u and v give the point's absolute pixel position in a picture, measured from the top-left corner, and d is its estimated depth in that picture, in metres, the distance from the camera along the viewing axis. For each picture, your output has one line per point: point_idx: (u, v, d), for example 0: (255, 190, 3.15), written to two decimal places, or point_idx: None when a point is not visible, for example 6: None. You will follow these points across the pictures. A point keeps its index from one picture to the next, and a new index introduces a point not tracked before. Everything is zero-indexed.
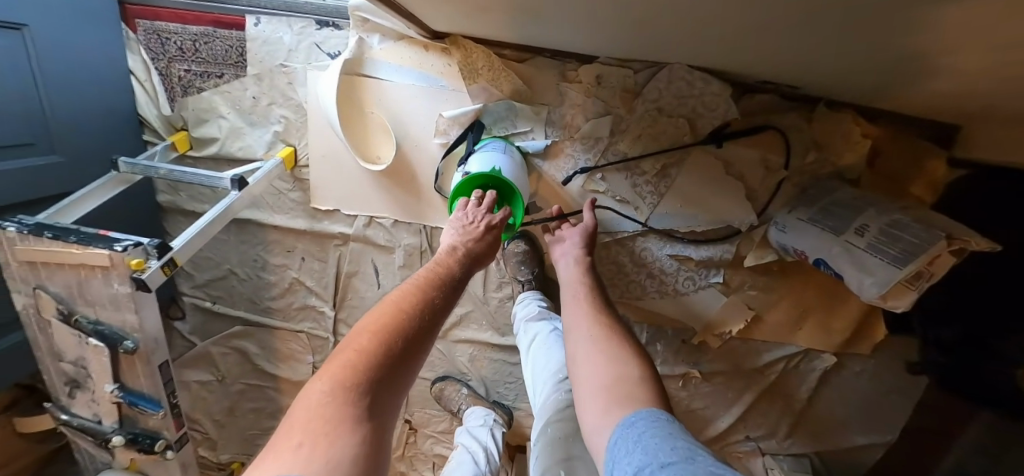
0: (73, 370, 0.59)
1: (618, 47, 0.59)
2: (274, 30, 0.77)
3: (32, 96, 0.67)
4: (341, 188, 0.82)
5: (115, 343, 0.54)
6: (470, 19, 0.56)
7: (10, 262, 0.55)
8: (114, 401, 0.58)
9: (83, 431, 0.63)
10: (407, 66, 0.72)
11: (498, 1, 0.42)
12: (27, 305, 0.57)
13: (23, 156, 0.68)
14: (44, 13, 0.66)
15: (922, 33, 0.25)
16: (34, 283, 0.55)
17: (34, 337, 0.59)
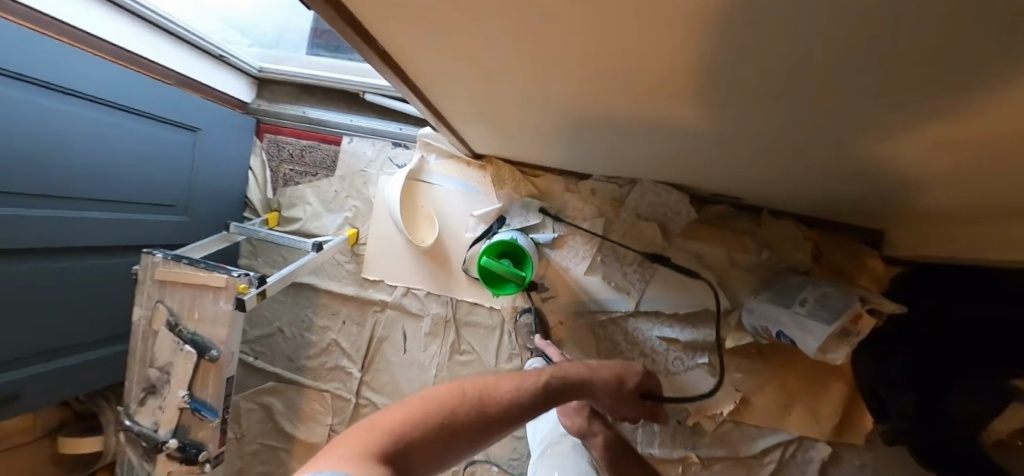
0: (156, 375, 0.73)
1: (606, 165, 0.82)
2: (361, 146, 1.07)
3: (186, 173, 0.95)
4: (388, 264, 1.02)
5: (203, 351, 0.70)
6: (501, 142, 0.81)
7: (146, 279, 0.74)
8: (181, 406, 0.72)
9: (139, 437, 0.74)
10: (453, 177, 0.98)
11: (519, 126, 0.65)
12: (141, 317, 0.75)
13: (163, 213, 0.92)
14: (211, 123, 0.99)
15: (763, 137, 0.43)
16: (157, 297, 0.74)
17: (135, 345, 0.75)
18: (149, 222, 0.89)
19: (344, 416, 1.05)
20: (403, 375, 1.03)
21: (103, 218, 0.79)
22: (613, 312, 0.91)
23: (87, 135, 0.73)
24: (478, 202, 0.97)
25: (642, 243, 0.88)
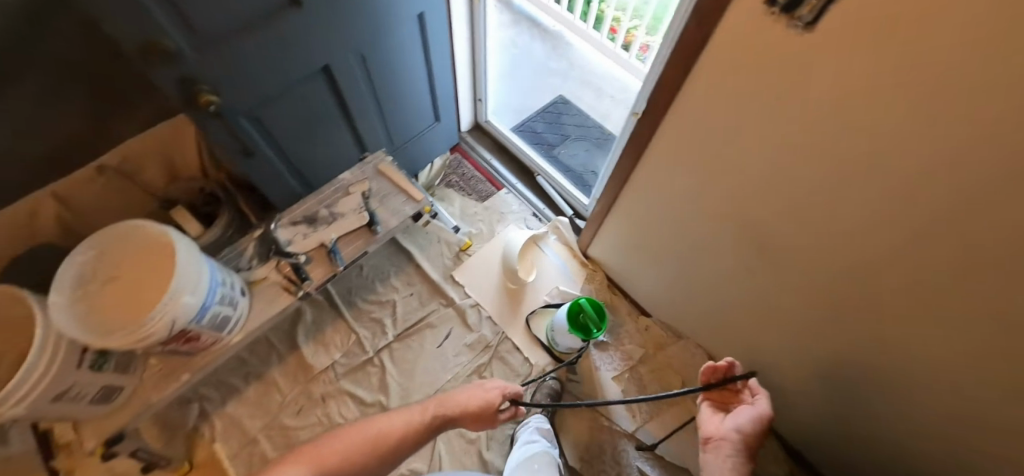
0: (325, 214, 0.98)
1: (673, 310, 1.11)
2: (511, 200, 1.42)
3: (414, 134, 1.30)
4: (477, 279, 1.26)
5: (373, 223, 0.98)
6: (620, 249, 1.13)
7: (370, 163, 1.06)
8: (326, 243, 0.95)
9: (274, 240, 0.95)
10: (560, 255, 1.29)
11: (659, 242, 0.97)
12: (347, 178, 1.03)
13: (384, 142, 1.23)
14: (447, 123, 1.39)
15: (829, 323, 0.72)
16: (368, 176, 1.05)
17: (326, 189, 1.01)
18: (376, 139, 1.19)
19: (353, 360, 1.15)
20: (424, 362, 1.15)
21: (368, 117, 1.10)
22: (615, 424, 1.10)
23: (409, 76, 1.11)
24: (567, 282, 1.26)
25: (662, 388, 1.11)
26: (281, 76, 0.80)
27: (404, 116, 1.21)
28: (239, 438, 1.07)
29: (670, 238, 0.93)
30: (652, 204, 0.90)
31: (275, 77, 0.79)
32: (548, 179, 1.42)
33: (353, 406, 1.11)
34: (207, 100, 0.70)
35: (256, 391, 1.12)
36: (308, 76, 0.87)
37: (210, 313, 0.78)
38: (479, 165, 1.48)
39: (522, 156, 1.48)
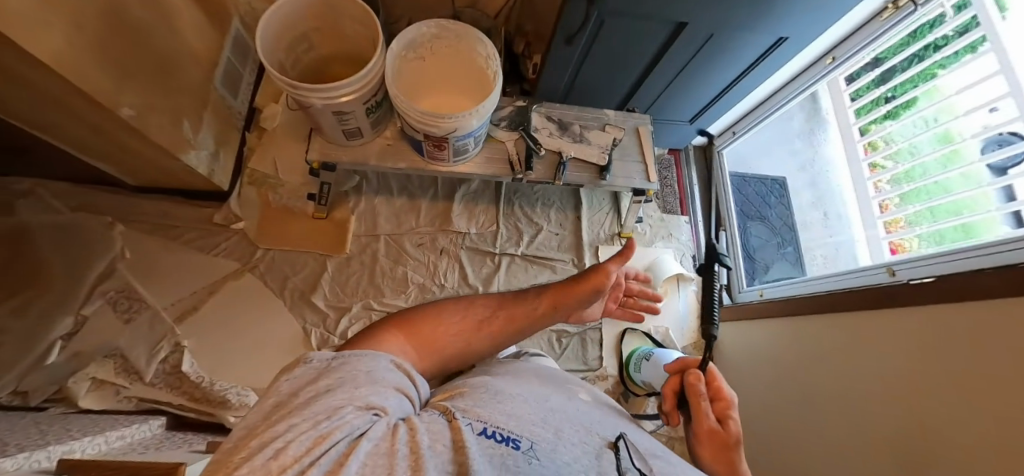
0: (573, 130, 0.99)
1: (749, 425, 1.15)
2: (684, 231, 1.46)
3: (665, 116, 1.30)
4: (615, 267, 1.36)
5: (604, 169, 0.98)
6: (756, 352, 1.17)
7: (632, 117, 1.04)
8: (560, 154, 0.96)
9: (525, 118, 0.97)
10: (688, 306, 1.35)
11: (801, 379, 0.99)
12: (607, 115, 1.03)
13: (643, 107, 1.25)
14: (693, 127, 1.38)
15: None
16: (623, 126, 1.03)
17: (587, 110, 1.02)
18: (642, 100, 1.21)
19: (481, 241, 1.30)
20: (527, 291, 1.29)
21: (657, 81, 1.11)
22: None
23: (719, 70, 1.07)
24: (676, 333, 1.33)
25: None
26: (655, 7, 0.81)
27: (677, 97, 1.20)
28: (370, 226, 1.27)
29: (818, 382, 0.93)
30: (829, 343, 0.91)
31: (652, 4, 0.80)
32: (728, 239, 1.46)
33: (456, 273, 1.27)
34: None
35: (404, 202, 1.30)
36: (670, 20, 0.86)
37: (465, 141, 0.81)
38: (683, 182, 1.53)
39: (722, 202, 1.51)
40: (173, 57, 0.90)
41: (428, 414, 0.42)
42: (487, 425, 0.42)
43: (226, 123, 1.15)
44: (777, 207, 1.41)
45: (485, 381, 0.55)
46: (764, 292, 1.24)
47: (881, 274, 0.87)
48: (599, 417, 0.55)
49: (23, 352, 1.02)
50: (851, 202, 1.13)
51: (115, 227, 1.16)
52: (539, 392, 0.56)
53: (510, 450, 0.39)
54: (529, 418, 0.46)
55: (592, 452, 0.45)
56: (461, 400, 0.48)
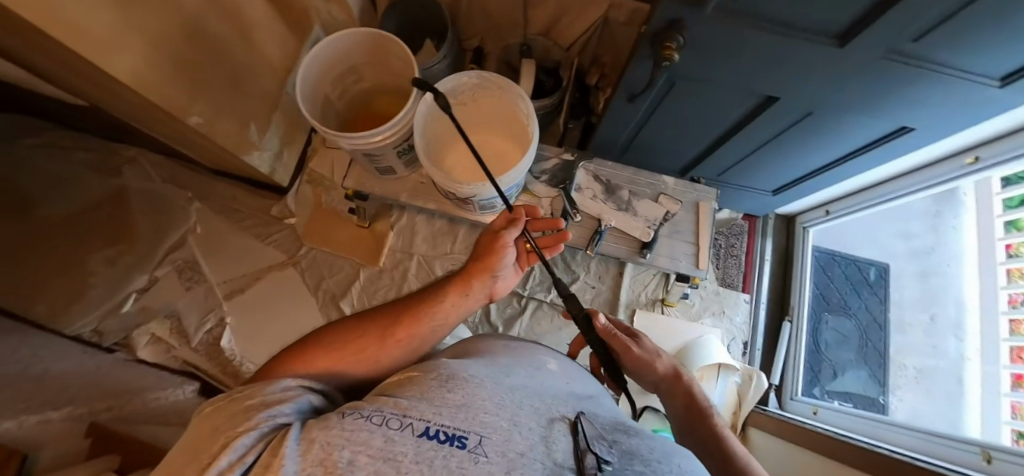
0: (622, 196, 0.91)
1: None
2: (739, 311, 1.29)
3: (741, 182, 1.14)
4: (649, 333, 1.24)
5: (647, 245, 0.88)
6: None
7: (697, 190, 0.92)
8: (599, 223, 0.89)
9: (570, 176, 0.90)
10: (724, 398, 1.19)
11: None
12: (666, 182, 0.92)
13: (716, 171, 1.10)
14: (774, 198, 1.20)
15: None
16: (683, 199, 0.92)
17: (644, 174, 0.92)
18: (715, 165, 1.07)
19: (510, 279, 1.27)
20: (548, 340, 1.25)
21: (736, 149, 0.96)
22: None
23: (814, 150, 0.89)
24: None
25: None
26: (737, 73, 0.68)
27: (758, 168, 1.04)
28: (406, 243, 1.31)
29: None
30: None
31: (735, 70, 0.67)
32: (791, 332, 1.25)
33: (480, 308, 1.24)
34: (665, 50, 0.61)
35: (443, 225, 1.31)
36: (756, 89, 0.72)
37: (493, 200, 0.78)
38: (750, 255, 1.33)
39: (793, 288, 1.30)
40: (249, 69, 0.97)
41: (353, 416, 0.39)
42: (426, 424, 0.40)
43: (295, 126, 1.23)
44: (874, 312, 1.26)
45: (440, 367, 0.52)
46: (820, 411, 1.08)
47: (972, 458, 0.71)
48: (563, 400, 0.56)
49: (105, 299, 1.21)
50: (973, 363, 1.01)
51: (193, 203, 1.31)
52: (497, 377, 0.54)
53: (454, 450, 0.38)
54: (478, 410, 0.45)
55: (541, 434, 0.46)
56: (406, 392, 0.47)
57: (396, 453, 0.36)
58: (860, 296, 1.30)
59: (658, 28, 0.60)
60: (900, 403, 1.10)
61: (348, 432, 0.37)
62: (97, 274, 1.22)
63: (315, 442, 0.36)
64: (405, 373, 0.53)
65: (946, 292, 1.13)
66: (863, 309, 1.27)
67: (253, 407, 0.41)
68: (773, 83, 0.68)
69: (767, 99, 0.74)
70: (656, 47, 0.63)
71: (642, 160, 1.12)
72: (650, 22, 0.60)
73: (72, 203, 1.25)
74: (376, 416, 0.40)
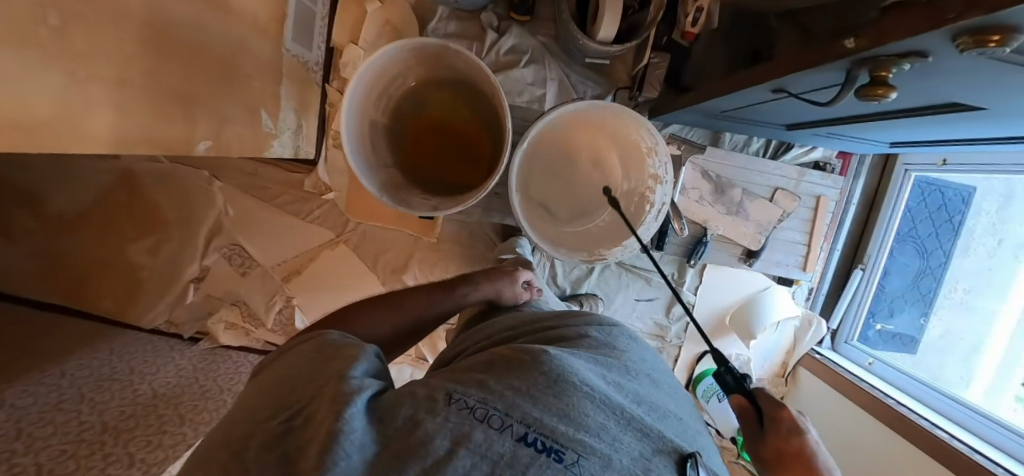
0: None
1: None
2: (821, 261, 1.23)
3: (854, 138, 0.94)
4: (714, 287, 1.19)
5: None
6: (841, 442, 1.04)
7: None
8: None
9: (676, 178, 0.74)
10: (778, 340, 1.24)
11: None
12: None
13: (830, 131, 0.90)
14: (883, 148, 1.01)
15: None
16: None
17: None
18: (834, 128, 0.86)
19: None
20: (614, 303, 1.18)
21: (873, 123, 0.75)
22: None
23: (982, 131, 0.70)
24: (757, 366, 1.26)
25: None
26: (954, 87, 0.47)
27: (888, 132, 0.84)
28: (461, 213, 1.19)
29: None
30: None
31: (954, 86, 0.47)
32: (861, 280, 1.23)
33: (547, 271, 1.12)
34: (885, 78, 0.42)
35: None
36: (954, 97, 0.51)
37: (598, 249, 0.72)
38: (845, 199, 1.19)
39: (874, 235, 1.22)
40: (234, 44, 0.71)
41: (460, 406, 0.32)
42: (527, 426, 0.31)
43: (305, 86, 0.97)
44: (942, 242, 1.11)
45: (546, 351, 0.41)
46: (875, 362, 1.16)
47: None
48: (675, 423, 0.41)
49: (166, 291, 1.19)
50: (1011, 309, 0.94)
51: (214, 183, 1.16)
52: (604, 373, 0.42)
53: (551, 465, 0.28)
54: (580, 414, 0.34)
55: (643, 460, 0.33)
56: (506, 378, 0.37)
57: (497, 461, 0.28)
58: (934, 228, 1.13)
59: (881, 52, 0.40)
60: (937, 322, 1.09)
61: (446, 427, 0.30)
62: (147, 267, 1.17)
63: (419, 426, 0.30)
64: (505, 351, 0.44)
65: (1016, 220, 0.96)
66: (937, 252, 1.12)
67: (343, 368, 0.37)
68: (992, 100, 0.48)
69: (966, 107, 0.53)
70: (865, 71, 0.44)
71: (746, 117, 0.90)
72: (876, 47, 0.40)
73: (81, 196, 1.11)
74: (480, 408, 0.32)
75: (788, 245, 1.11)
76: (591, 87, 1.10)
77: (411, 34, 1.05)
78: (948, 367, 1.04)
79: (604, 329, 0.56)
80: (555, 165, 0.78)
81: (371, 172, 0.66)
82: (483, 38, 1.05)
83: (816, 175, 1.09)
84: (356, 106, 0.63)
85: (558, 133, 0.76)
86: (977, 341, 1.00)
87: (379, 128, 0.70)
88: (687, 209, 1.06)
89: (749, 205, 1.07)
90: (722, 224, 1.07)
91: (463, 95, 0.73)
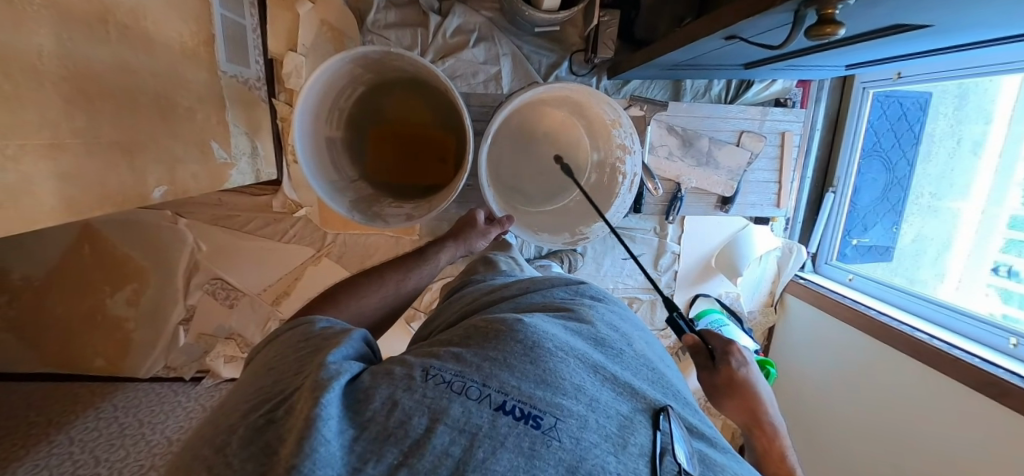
0: None
1: (793, 413, 1.21)
2: (796, 191, 1.25)
3: (811, 67, 0.96)
4: (697, 231, 1.22)
5: None
6: (830, 357, 1.12)
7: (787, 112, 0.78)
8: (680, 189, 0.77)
9: None
10: (764, 273, 1.29)
11: (869, 398, 0.99)
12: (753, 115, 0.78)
13: (786, 64, 0.91)
14: (836, 72, 1.03)
15: None
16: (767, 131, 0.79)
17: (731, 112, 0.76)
18: (793, 62, 0.88)
19: None
20: (604, 264, 1.21)
21: (830, 53, 0.77)
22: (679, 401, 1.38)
23: (929, 45, 0.72)
24: (748, 300, 1.31)
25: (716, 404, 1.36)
26: (898, 13, 0.49)
27: (845, 58, 0.85)
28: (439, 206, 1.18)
29: (880, 405, 0.96)
30: (909, 381, 0.91)
31: (898, 11, 0.48)
32: (834, 202, 1.26)
33: (534, 248, 1.13)
34: (831, 17, 0.43)
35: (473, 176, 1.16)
36: (897, 20, 0.52)
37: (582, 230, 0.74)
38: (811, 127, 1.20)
39: (841, 157, 1.25)
40: (165, 79, 0.68)
41: (438, 383, 0.32)
42: (505, 395, 0.31)
43: (250, 105, 0.92)
44: (905, 151, 1.16)
45: (518, 318, 0.40)
46: (855, 278, 1.22)
47: (1001, 340, 0.87)
48: (650, 377, 0.41)
49: (155, 336, 1.17)
50: (972, 205, 0.99)
51: (179, 220, 1.12)
52: (581, 332, 0.41)
53: (529, 431, 0.29)
54: (557, 379, 0.34)
55: (620, 419, 0.33)
56: (480, 349, 0.36)
57: (475, 433, 0.28)
58: (896, 138, 1.17)
59: None
60: (908, 228, 1.15)
61: (424, 405, 0.30)
62: (131, 318, 1.14)
63: (398, 407, 0.29)
64: (477, 322, 0.42)
65: (971, 118, 1.00)
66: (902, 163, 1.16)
67: (322, 355, 0.36)
68: (931, 18, 0.50)
69: (913, 27, 0.54)
70: (812, 9, 0.45)
71: (705, 64, 0.90)
72: None
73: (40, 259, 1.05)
74: (457, 382, 0.32)
75: (761, 185, 1.14)
76: (545, 56, 1.08)
77: (352, 31, 0.99)
78: (922, 268, 1.11)
79: (575, 290, 0.54)
80: (520, 146, 0.78)
81: (337, 191, 0.65)
82: (427, 23, 1.01)
83: (777, 111, 1.10)
84: (308, 125, 0.60)
85: (519, 117, 0.75)
86: (945, 240, 1.05)
87: (337, 143, 0.68)
88: (658, 168, 1.08)
89: (718, 153, 1.09)
90: (694, 176, 1.09)
91: (414, 95, 0.71)
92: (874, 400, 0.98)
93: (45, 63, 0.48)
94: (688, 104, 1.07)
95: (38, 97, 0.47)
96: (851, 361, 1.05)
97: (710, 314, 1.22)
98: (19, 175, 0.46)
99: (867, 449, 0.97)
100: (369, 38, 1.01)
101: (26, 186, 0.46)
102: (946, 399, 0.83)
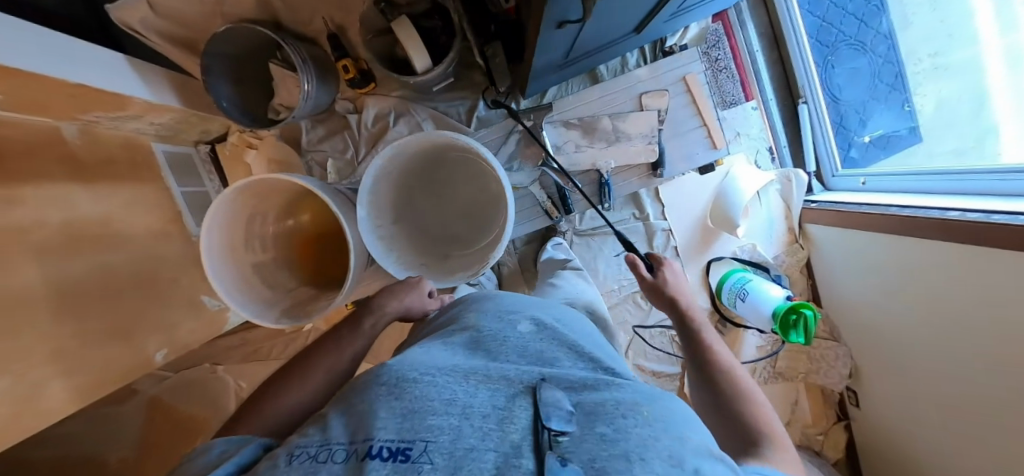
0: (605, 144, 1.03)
1: (868, 343, 1.03)
2: (754, 119, 1.15)
3: (699, 3, 0.92)
4: (677, 198, 1.16)
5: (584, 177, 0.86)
6: (870, 269, 0.96)
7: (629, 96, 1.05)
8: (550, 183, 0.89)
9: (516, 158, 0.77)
10: (770, 211, 1.17)
11: (921, 300, 0.82)
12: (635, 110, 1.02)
13: (667, 11, 0.87)
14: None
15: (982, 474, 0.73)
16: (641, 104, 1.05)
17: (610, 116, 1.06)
18: (671, 5, 0.84)
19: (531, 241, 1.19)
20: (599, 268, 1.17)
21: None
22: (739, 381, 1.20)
23: None
24: (766, 247, 1.18)
25: (787, 366, 1.19)
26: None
27: None
28: None
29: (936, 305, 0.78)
30: (946, 264, 0.75)
31: None
32: (810, 112, 1.14)
33: None
34: None
35: None
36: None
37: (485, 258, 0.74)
38: (742, 53, 1.13)
39: (795, 65, 1.14)
40: (145, 262, 0.81)
41: (300, 462, 0.29)
42: (370, 441, 0.29)
43: None
44: (874, 27, 1.06)
45: (386, 365, 0.40)
46: (868, 180, 1.06)
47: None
48: (531, 360, 0.43)
49: None
50: (981, 46, 0.81)
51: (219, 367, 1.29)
52: (456, 351, 0.42)
53: (395, 468, 0.26)
54: (425, 402, 0.33)
55: (499, 414, 0.32)
56: (347, 410, 0.35)
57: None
58: (858, 18, 1.07)
59: None
60: (925, 98, 0.98)
61: None
62: None
63: None
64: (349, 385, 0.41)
65: None
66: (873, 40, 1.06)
67: None
68: None
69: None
70: None
71: (586, 49, 0.91)
72: None
73: None
74: (323, 451, 0.30)
75: (688, 136, 1.08)
76: (460, 105, 1.15)
77: (295, 158, 1.12)
78: (953, 137, 0.91)
79: (455, 311, 0.56)
80: (413, 198, 0.84)
81: (269, 307, 0.72)
82: (349, 124, 1.12)
83: (670, 59, 1.06)
84: (225, 260, 0.67)
85: (407, 179, 0.81)
86: (967, 89, 0.87)
87: (269, 264, 0.76)
88: (572, 164, 1.07)
89: (625, 125, 1.06)
90: (611, 156, 1.06)
91: (315, 199, 0.80)
92: (926, 298, 0.81)
93: (36, 290, 0.60)
94: (575, 95, 1.06)
95: (32, 318, 0.59)
96: (890, 265, 0.90)
97: (733, 274, 1.12)
98: (25, 383, 0.56)
99: (945, 349, 0.78)
100: (309, 157, 1.14)
101: (35, 393, 0.57)
102: (994, 280, 0.65)
